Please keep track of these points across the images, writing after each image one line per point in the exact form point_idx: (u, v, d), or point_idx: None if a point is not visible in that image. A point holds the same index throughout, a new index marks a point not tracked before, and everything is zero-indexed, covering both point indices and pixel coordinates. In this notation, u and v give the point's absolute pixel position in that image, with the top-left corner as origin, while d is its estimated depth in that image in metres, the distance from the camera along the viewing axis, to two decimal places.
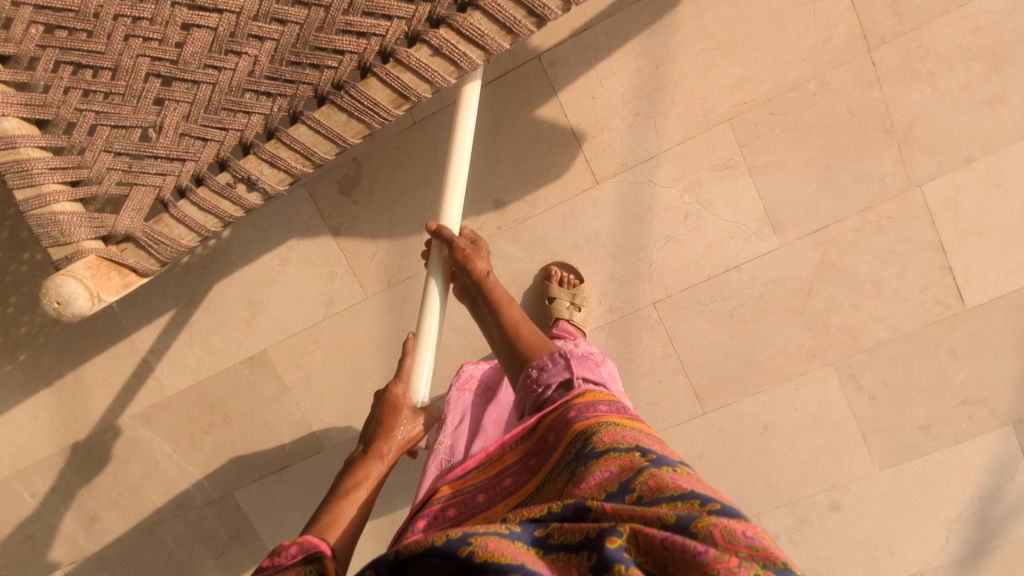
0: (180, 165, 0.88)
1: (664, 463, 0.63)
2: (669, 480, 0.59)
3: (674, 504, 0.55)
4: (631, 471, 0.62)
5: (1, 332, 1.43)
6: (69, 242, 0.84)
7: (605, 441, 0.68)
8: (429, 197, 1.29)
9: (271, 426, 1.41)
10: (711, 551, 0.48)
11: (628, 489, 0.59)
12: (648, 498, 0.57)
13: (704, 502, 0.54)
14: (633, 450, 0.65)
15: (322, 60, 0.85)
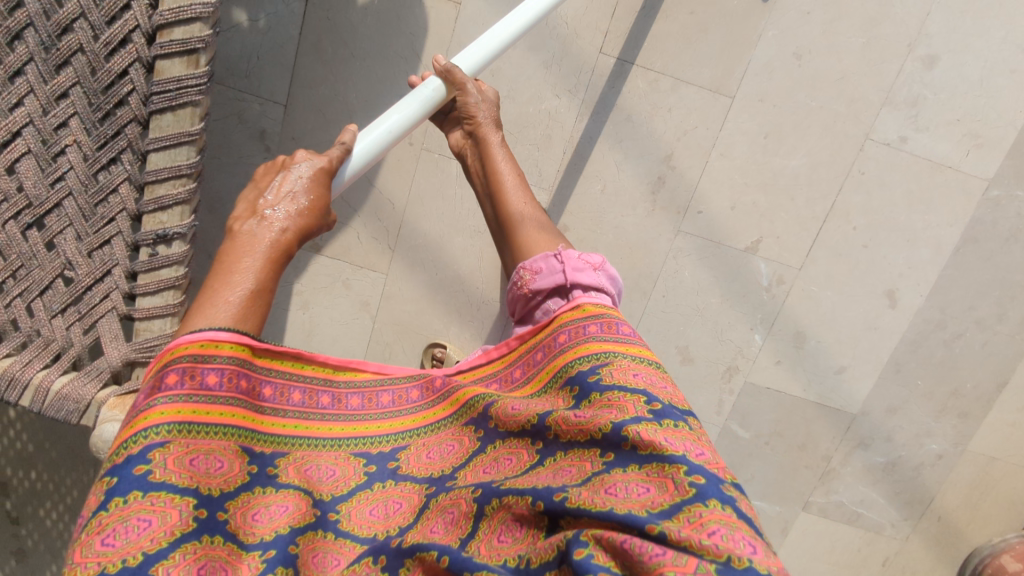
0: (111, 277, 0.87)
1: (654, 420, 0.65)
2: (664, 440, 0.61)
3: (663, 476, 0.58)
4: (625, 419, 0.64)
5: None
6: (87, 402, 0.85)
7: (613, 376, 0.71)
8: None
9: None
10: (666, 554, 0.49)
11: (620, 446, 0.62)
12: (642, 456, 0.61)
13: (691, 488, 0.56)
14: (629, 395, 0.68)
15: (119, 92, 0.80)
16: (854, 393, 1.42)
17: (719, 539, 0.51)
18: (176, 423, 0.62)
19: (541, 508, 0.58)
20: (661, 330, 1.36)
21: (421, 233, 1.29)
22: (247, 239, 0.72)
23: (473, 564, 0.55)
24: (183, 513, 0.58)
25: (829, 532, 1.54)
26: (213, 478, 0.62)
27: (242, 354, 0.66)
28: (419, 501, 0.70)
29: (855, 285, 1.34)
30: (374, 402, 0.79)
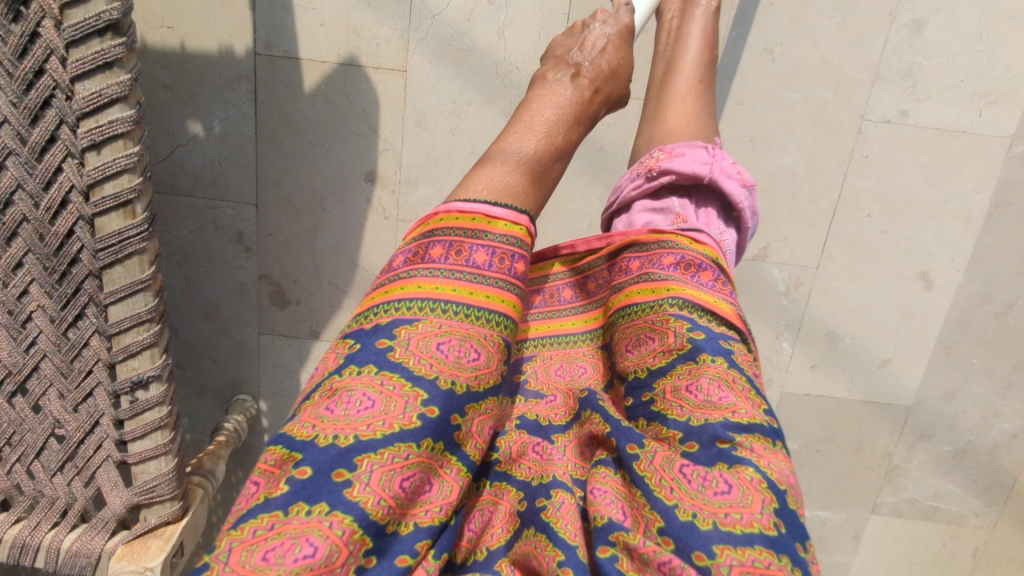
0: (100, 427, 0.86)
1: (753, 429, 0.49)
2: (764, 459, 0.47)
3: (746, 500, 0.44)
4: (735, 420, 0.49)
5: None
6: (99, 555, 0.85)
7: (742, 360, 0.55)
8: (331, 238, 1.22)
9: None
10: None
11: (717, 440, 0.48)
12: (740, 460, 0.46)
13: (774, 534, 0.43)
14: (739, 385, 0.52)
15: (71, 251, 0.80)
16: (904, 385, 1.31)
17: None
18: (430, 301, 0.51)
19: (614, 437, 0.53)
20: None
21: None
22: (558, 85, 0.69)
23: (540, 518, 0.50)
24: (410, 406, 0.46)
25: (907, 532, 1.43)
26: (466, 370, 0.49)
27: (478, 227, 0.55)
28: (560, 421, 0.58)
29: (882, 274, 1.23)
30: (556, 301, 0.68)
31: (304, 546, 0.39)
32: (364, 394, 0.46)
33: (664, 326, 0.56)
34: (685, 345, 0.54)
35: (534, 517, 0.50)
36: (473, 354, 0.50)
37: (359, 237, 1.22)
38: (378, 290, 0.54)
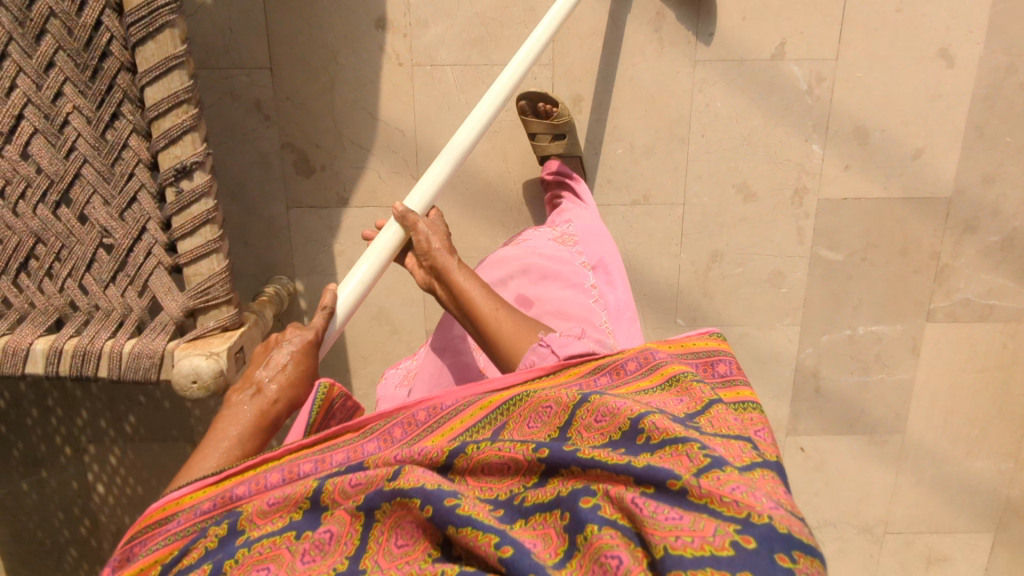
0: (148, 233, 0.86)
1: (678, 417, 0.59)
2: (675, 424, 0.57)
3: (678, 458, 0.54)
4: (643, 411, 0.59)
5: None
6: (161, 355, 0.84)
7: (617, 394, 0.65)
8: (348, 92, 1.22)
9: None
10: (682, 523, 0.48)
11: (640, 431, 0.58)
12: (658, 441, 0.56)
13: (700, 446, 0.54)
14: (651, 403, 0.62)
15: (99, 43, 0.80)
16: (942, 175, 1.30)
17: (737, 497, 0.49)
18: (286, 472, 0.66)
19: (540, 459, 0.58)
20: (711, 173, 1.29)
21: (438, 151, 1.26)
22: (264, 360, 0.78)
23: (458, 518, 0.53)
24: (346, 548, 0.58)
25: (965, 338, 1.42)
26: (336, 551, 0.58)
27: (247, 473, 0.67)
28: (461, 462, 0.63)
29: (904, 56, 1.22)
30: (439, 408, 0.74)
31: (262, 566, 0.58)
32: (220, 526, 0.62)
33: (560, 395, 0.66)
34: (590, 388, 0.64)
35: (451, 512, 0.54)
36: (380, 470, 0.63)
37: (375, 88, 1.22)
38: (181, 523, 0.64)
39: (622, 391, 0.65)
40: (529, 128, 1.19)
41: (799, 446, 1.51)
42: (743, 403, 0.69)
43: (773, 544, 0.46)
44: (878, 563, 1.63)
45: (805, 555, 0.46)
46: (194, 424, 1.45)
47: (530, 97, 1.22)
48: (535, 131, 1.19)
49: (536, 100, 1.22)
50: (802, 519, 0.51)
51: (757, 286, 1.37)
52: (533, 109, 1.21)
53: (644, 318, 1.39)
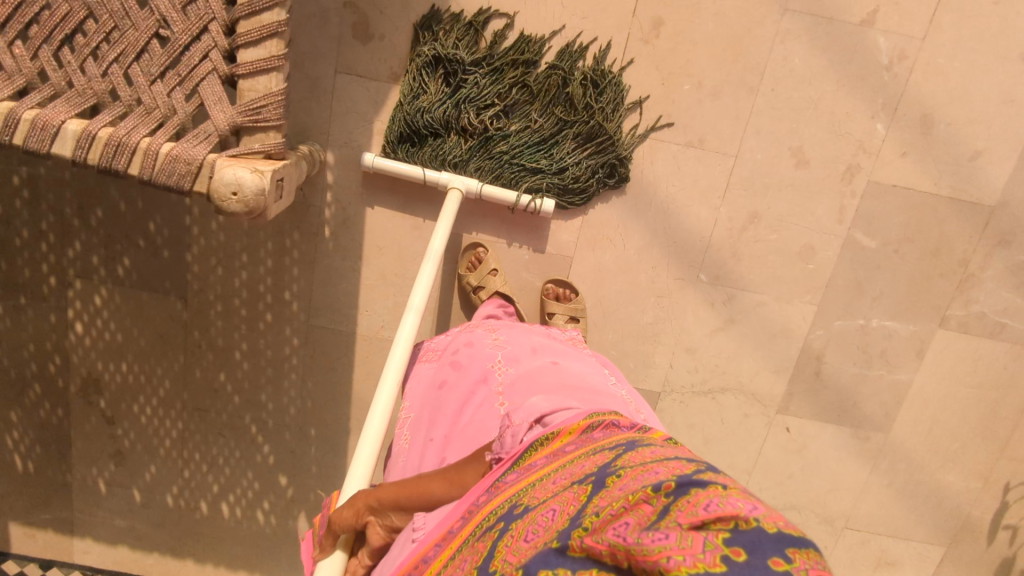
0: (208, 35, 0.80)
1: (603, 478, 0.56)
2: (619, 487, 0.52)
3: (629, 505, 0.49)
4: (574, 501, 0.55)
5: (284, 428, 1.51)
6: (198, 164, 0.78)
7: (537, 497, 0.61)
8: None
9: (517, 285, 1.39)
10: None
11: (576, 512, 0.53)
12: (597, 502, 0.53)
13: (658, 486, 0.49)
14: (575, 481, 0.59)
15: None
16: (992, 184, 1.30)
17: (714, 513, 0.44)
18: None
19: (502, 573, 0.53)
20: (770, 131, 1.27)
21: (504, 45, 1.22)
22: None
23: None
24: None
25: (970, 351, 1.42)
26: None
27: None
28: None
29: (990, 52, 1.21)
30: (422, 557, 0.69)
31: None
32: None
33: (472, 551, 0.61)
34: (504, 523, 0.61)
35: None
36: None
37: None
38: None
39: (542, 486, 0.62)
40: (547, 308, 1.34)
41: (785, 426, 1.50)
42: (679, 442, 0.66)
43: (764, 549, 0.42)
44: (832, 559, 1.64)
45: (799, 551, 0.42)
46: (189, 281, 1.40)
47: (556, 281, 1.37)
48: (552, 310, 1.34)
49: (560, 285, 1.37)
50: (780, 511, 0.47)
51: (786, 256, 1.35)
52: (554, 293, 1.36)
53: (668, 267, 1.37)
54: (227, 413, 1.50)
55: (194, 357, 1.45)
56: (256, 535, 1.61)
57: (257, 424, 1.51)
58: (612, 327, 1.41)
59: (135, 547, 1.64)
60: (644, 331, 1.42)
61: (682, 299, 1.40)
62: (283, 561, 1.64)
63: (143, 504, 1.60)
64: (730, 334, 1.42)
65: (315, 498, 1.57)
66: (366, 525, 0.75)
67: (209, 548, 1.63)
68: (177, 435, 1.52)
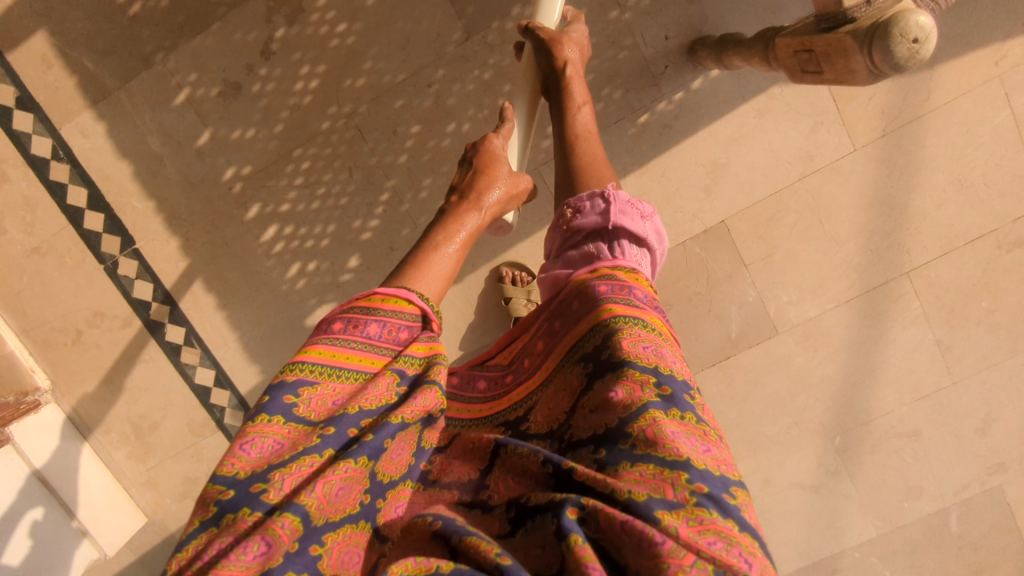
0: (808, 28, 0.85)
1: (673, 408, 0.56)
2: (669, 435, 0.52)
3: (661, 483, 0.49)
4: (638, 408, 0.55)
5: (409, 224, 1.28)
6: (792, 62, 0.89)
7: (626, 348, 0.60)
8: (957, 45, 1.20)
9: (718, 311, 1.30)
10: (666, 543, 0.45)
11: (628, 433, 0.54)
12: (641, 453, 0.52)
13: (691, 480, 0.49)
14: (656, 375, 0.58)
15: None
16: None
17: (714, 549, 0.46)
18: (323, 366, 0.62)
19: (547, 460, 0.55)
20: (990, 392, 1.33)
21: (923, 142, 1.22)
22: (434, 247, 0.75)
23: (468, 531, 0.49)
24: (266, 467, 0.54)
25: None
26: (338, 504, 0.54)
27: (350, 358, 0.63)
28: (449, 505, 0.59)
29: None
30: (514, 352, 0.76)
31: (398, 458, 0.59)
32: (396, 381, 0.63)
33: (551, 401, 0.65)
34: (591, 364, 0.62)
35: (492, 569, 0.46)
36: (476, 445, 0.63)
37: (962, 50, 1.20)
38: (350, 350, 0.64)
39: (632, 340, 0.61)
40: (506, 294, 1.25)
41: None
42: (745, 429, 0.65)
43: None
44: None
45: None
46: (490, 33, 1.21)
47: (508, 265, 1.28)
48: (513, 294, 1.24)
49: (515, 268, 1.28)
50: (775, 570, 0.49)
51: (902, 479, 1.37)
52: (510, 276, 1.27)
53: (822, 416, 1.34)
54: (379, 159, 1.25)
55: (413, 89, 1.23)
56: (265, 281, 1.31)
57: (390, 195, 1.27)
58: (741, 413, 1.35)
59: (133, 176, 1.28)
60: (757, 437, 1.36)
61: (807, 441, 1.36)
62: (260, 325, 1.33)
63: (197, 152, 1.26)
64: (804, 497, 1.38)
65: None
66: (554, 29, 0.85)
67: (207, 249, 1.30)
68: (311, 131, 1.25)
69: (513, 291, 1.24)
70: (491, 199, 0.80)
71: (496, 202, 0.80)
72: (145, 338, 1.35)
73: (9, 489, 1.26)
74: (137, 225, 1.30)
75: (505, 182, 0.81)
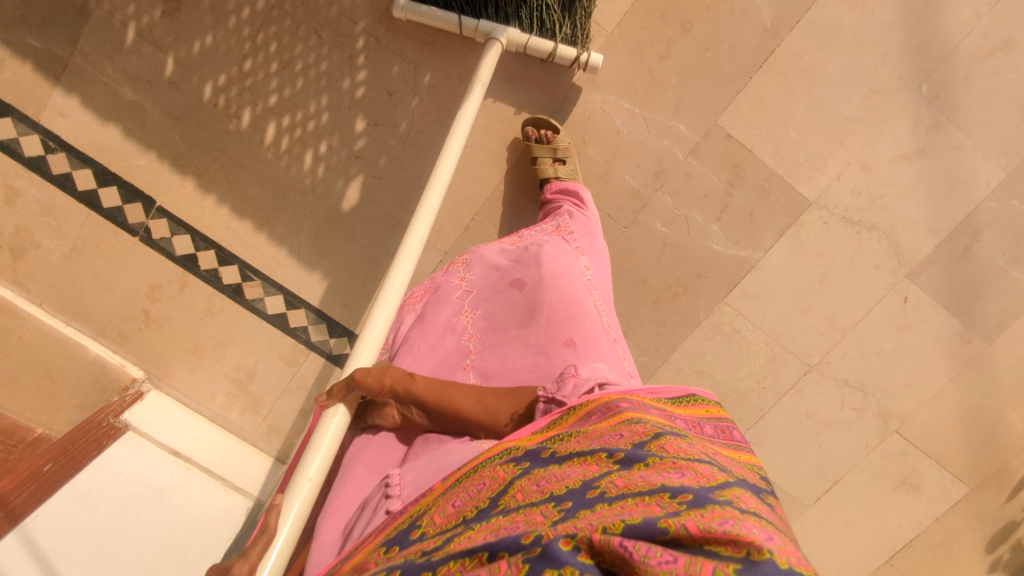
0: None
1: (635, 461, 0.53)
2: (639, 477, 0.50)
3: (642, 505, 0.46)
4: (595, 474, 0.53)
5: (396, 59, 1.22)
6: None
7: (568, 447, 0.59)
8: None
9: (742, 6, 1.20)
10: (677, 559, 0.41)
11: (593, 484, 0.52)
12: (612, 495, 0.49)
13: (676, 490, 0.47)
14: (600, 442, 0.57)
15: None
16: None
17: (727, 532, 0.41)
18: None
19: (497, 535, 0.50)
20: None
21: None
22: None
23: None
24: None
25: None
26: None
27: None
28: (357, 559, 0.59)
29: None
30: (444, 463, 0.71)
31: None
32: None
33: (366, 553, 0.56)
34: (528, 472, 0.59)
35: None
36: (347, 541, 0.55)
37: None
38: None
39: (576, 442, 0.59)
40: (533, 155, 1.20)
41: (906, 295, 1.36)
42: (747, 463, 0.62)
43: None
44: (864, 461, 1.50)
45: None
46: None
47: (533, 123, 1.23)
48: (539, 154, 1.19)
49: (540, 125, 1.22)
50: (796, 553, 0.44)
51: (1013, 102, 1.23)
52: (535, 136, 1.21)
53: (898, 72, 1.22)
54: (339, 7, 1.19)
55: None
56: (289, 183, 1.28)
57: (366, 39, 1.21)
58: (811, 107, 1.25)
59: (124, 134, 1.25)
60: (836, 124, 1.25)
61: (892, 105, 1.24)
62: (303, 231, 1.31)
63: (170, 83, 1.23)
64: (912, 167, 1.28)
65: (385, 168, 1.27)
66: (372, 373, 0.76)
67: (223, 176, 1.28)
68: (263, 8, 1.19)
69: (539, 150, 1.18)
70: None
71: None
72: (208, 289, 1.35)
73: (146, 461, 1.25)
74: (150, 182, 1.28)
75: None
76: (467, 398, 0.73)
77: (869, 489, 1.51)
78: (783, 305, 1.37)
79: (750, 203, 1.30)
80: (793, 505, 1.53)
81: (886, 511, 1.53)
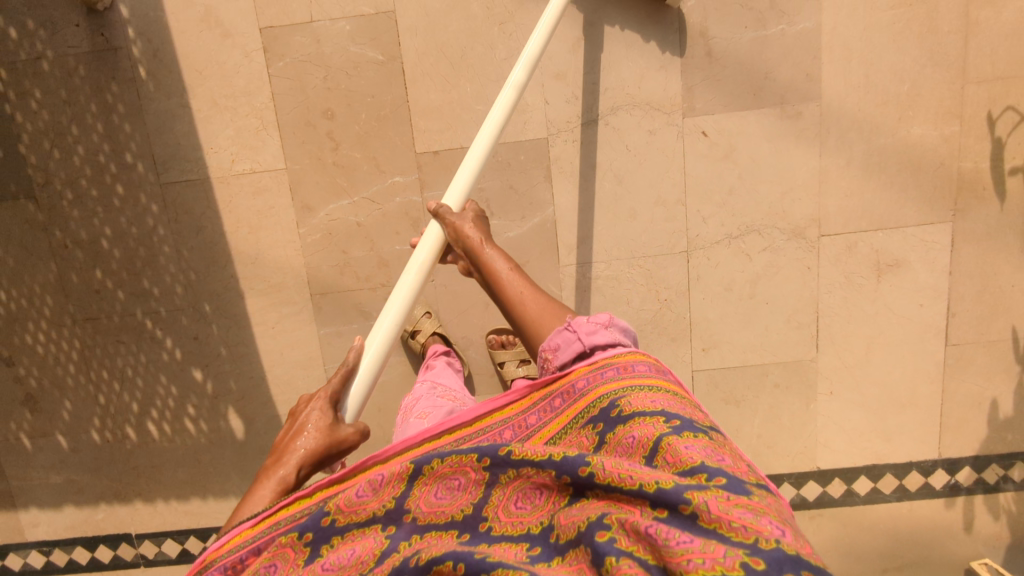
0: None
1: (687, 430, 0.63)
2: (685, 451, 0.60)
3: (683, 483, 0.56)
4: (656, 436, 0.62)
5: (178, 313, 1.37)
6: None
7: (636, 400, 0.68)
8: None
9: (352, 61, 1.26)
10: (695, 543, 0.50)
11: (657, 447, 0.61)
12: (664, 467, 0.59)
13: (712, 477, 0.56)
14: (665, 410, 0.66)
15: None
16: None
17: (745, 524, 0.51)
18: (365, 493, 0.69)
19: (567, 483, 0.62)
20: None
21: None
22: (272, 463, 0.76)
23: (492, 564, 0.54)
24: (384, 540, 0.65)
25: None
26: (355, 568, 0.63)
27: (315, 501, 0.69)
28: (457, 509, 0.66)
29: None
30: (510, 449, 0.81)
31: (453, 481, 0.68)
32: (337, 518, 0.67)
33: (467, 467, 0.68)
34: (605, 418, 0.69)
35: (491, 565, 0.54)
36: (461, 478, 0.68)
37: None
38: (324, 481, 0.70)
39: (640, 397, 0.68)
40: (497, 359, 1.35)
41: (700, 130, 1.26)
42: None
43: (781, 565, 0.48)
44: (820, 280, 1.34)
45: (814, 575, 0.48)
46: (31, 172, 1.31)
47: (497, 329, 1.38)
48: (502, 358, 1.35)
49: (503, 332, 1.38)
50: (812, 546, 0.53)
51: None
52: (499, 341, 1.37)
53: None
54: (117, 313, 1.37)
55: (64, 260, 1.35)
56: (195, 451, 1.46)
57: (151, 317, 1.38)
58: (471, 77, 1.26)
59: (77, 506, 1.49)
60: (502, 71, 1.26)
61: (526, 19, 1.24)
62: (232, 475, 1.47)
63: (72, 451, 1.46)
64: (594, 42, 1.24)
65: (239, 389, 1.42)
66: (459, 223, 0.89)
67: (154, 481, 1.48)
68: (78, 357, 1.40)
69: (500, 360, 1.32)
70: (313, 425, 0.77)
71: (321, 421, 0.77)
72: None
73: None
74: (117, 524, 1.51)
75: (312, 439, 0.76)
76: (510, 300, 0.85)
77: (851, 300, 1.35)
78: (610, 226, 1.31)
79: (504, 181, 1.30)
80: (798, 367, 1.40)
81: (887, 303, 1.36)
